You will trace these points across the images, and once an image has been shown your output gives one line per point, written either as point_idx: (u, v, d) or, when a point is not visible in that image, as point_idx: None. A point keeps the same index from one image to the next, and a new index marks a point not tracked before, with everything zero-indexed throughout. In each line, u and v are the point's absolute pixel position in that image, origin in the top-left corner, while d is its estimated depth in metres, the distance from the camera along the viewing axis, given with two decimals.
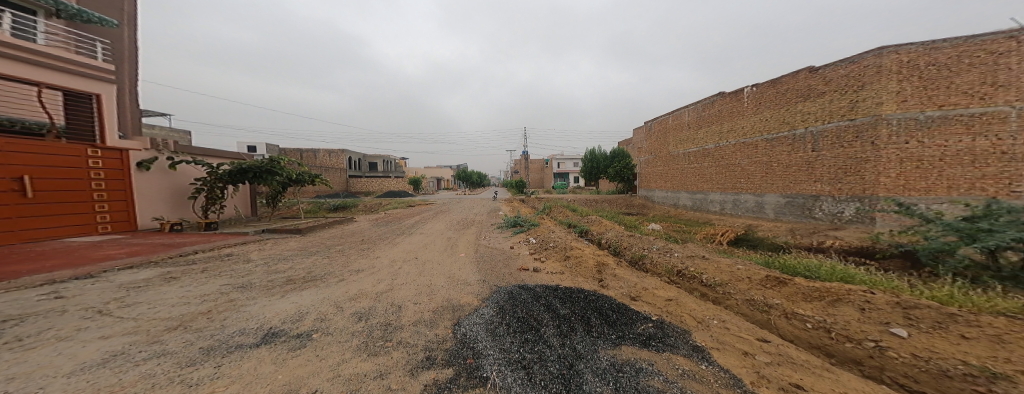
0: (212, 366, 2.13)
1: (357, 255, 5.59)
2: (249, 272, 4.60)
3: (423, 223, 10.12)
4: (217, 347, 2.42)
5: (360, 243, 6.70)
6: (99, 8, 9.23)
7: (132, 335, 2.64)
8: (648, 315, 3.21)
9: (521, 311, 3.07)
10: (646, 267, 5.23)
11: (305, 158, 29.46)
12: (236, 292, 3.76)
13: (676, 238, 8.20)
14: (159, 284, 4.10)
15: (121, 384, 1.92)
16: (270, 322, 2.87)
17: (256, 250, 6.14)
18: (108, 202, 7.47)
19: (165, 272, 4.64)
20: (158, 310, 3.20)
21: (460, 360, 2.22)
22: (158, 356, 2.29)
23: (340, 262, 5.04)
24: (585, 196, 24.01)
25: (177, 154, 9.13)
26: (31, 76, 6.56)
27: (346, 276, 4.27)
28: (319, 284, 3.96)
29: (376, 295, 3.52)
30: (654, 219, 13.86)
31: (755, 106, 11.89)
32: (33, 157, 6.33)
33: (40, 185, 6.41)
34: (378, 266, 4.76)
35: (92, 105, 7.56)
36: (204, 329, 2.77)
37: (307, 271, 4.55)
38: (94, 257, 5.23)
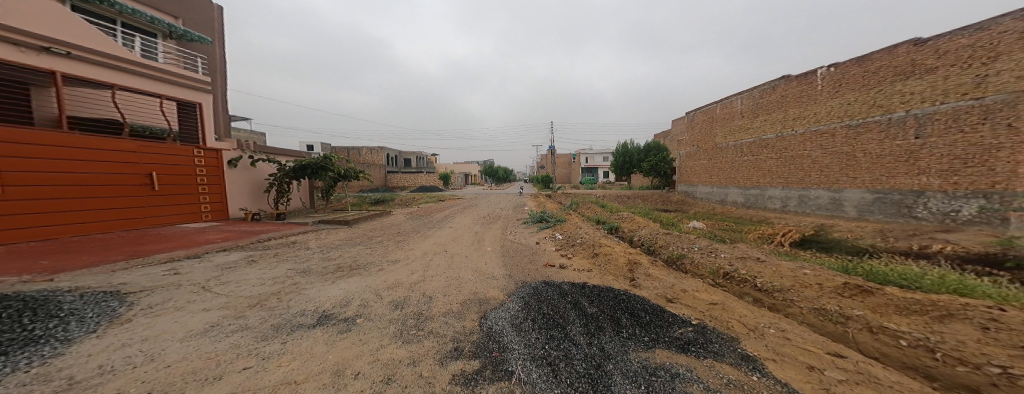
0: (280, 342, 2.45)
1: (393, 246, 5.98)
2: (306, 258, 5.16)
3: (453, 217, 10.48)
4: (283, 326, 2.75)
5: (396, 235, 7.14)
6: (197, 29, 10.87)
7: (225, 309, 3.13)
8: (689, 319, 3.00)
9: (546, 308, 3.05)
10: (684, 268, 4.89)
11: (351, 155, 31.90)
12: (298, 276, 4.24)
13: (722, 237, 7.54)
14: (243, 265, 4.78)
15: (215, 352, 2.29)
16: (323, 306, 3.20)
17: (313, 239, 6.86)
18: (209, 195, 8.86)
19: (248, 256, 5.40)
20: (243, 288, 3.74)
21: (486, 353, 2.28)
22: (241, 329, 2.67)
23: (380, 253, 5.42)
24: (616, 191, 23.01)
25: (256, 153, 10.42)
26: (156, 89, 7.98)
27: (385, 266, 4.60)
28: (362, 273, 4.29)
29: (411, 286, 3.74)
30: (696, 216, 12.83)
31: (832, 88, 10.37)
32: (157, 156, 7.66)
33: (163, 180, 7.77)
34: (411, 257, 5.04)
35: (196, 113, 8.91)
36: (275, 308, 3.18)
37: (354, 260, 4.98)
38: (199, 241, 6.22)
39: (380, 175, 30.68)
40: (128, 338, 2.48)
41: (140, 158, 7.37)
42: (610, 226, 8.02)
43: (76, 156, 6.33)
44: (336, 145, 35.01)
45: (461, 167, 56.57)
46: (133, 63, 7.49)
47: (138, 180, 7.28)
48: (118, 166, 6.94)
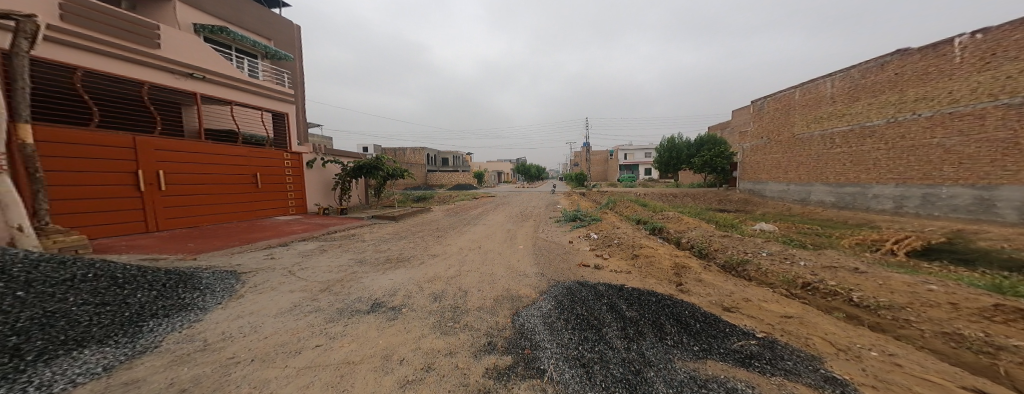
0: (342, 325, 2.73)
1: (433, 241, 6.29)
2: (360, 250, 5.66)
3: (487, 214, 10.67)
4: (344, 310, 3.06)
5: (436, 231, 7.48)
6: (284, 48, 12.61)
7: (302, 292, 3.58)
8: (749, 330, 2.70)
9: (580, 309, 2.97)
10: (745, 275, 4.39)
11: (397, 155, 34.10)
12: (356, 266, 4.68)
13: (794, 240, 6.60)
14: (316, 254, 5.44)
15: (295, 329, 2.63)
16: (376, 294, 3.49)
17: (368, 232, 7.51)
18: (295, 195, 10.20)
19: (320, 246, 6.12)
20: (318, 274, 4.26)
21: (518, 350, 2.29)
22: (313, 310, 3.04)
23: (421, 247, 5.75)
24: (661, 189, 21.45)
25: (325, 155, 11.70)
26: (258, 103, 9.37)
27: (425, 259, 4.87)
28: (406, 265, 4.59)
29: (449, 279, 3.89)
30: (763, 217, 11.39)
31: (967, 61, 8.36)
32: (259, 160, 9.02)
33: (263, 179, 9.11)
34: (449, 252, 5.26)
35: (285, 122, 10.31)
36: (339, 293, 3.55)
37: (400, 253, 5.35)
38: (286, 231, 7.22)
39: (423, 173, 32.38)
40: (237, 312, 3.00)
41: (247, 161, 8.73)
42: (653, 226, 7.47)
43: (205, 160, 7.68)
44: (387, 147, 37.54)
45: (499, 166, 57.20)
46: (243, 83, 8.86)
47: (247, 179, 8.62)
48: (233, 168, 8.28)
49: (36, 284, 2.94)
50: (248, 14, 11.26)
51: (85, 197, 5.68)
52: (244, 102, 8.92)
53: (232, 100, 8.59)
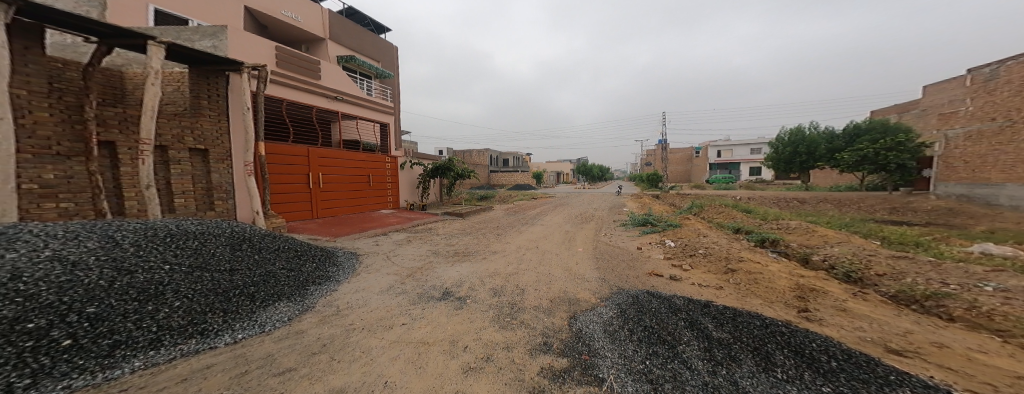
0: (419, 308, 3.05)
1: (493, 238, 6.55)
2: (434, 243, 6.22)
3: (545, 214, 10.62)
4: (421, 295, 3.41)
5: (496, 228, 7.76)
6: (388, 67, 14.77)
7: (391, 275, 4.12)
8: (931, 383, 1.90)
9: (651, 321, 2.73)
10: (937, 312, 3.07)
11: (464, 157, 36.24)
12: (431, 256, 5.16)
13: (972, 260, 4.88)
14: (406, 243, 6.17)
15: (386, 307, 3.05)
16: (446, 284, 3.80)
17: (440, 227, 8.23)
18: (393, 191, 11.47)
19: (407, 236, 6.92)
20: (406, 261, 4.84)
21: (575, 354, 2.24)
22: (401, 293, 3.47)
23: (482, 243, 6.05)
24: (755, 192, 18.17)
25: (412, 158, 13.18)
26: (376, 117, 11.02)
27: (486, 255, 5.10)
28: (469, 260, 4.88)
29: (507, 276, 4.01)
30: (931, 228, 8.51)
31: None
32: (377, 163, 10.64)
33: (379, 179, 10.74)
34: (508, 250, 5.41)
35: (388, 132, 11.63)
36: (420, 279, 3.97)
37: (465, 247, 5.72)
38: (388, 222, 8.36)
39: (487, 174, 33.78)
40: (354, 287, 3.62)
41: (370, 164, 10.36)
42: (762, 238, 6.26)
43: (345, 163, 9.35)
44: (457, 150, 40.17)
45: (561, 166, 56.06)
46: (360, 99, 10.18)
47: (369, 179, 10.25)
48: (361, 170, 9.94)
49: (264, 251, 4.14)
50: (366, 41, 13.55)
51: (281, 193, 7.51)
52: (360, 116, 10.27)
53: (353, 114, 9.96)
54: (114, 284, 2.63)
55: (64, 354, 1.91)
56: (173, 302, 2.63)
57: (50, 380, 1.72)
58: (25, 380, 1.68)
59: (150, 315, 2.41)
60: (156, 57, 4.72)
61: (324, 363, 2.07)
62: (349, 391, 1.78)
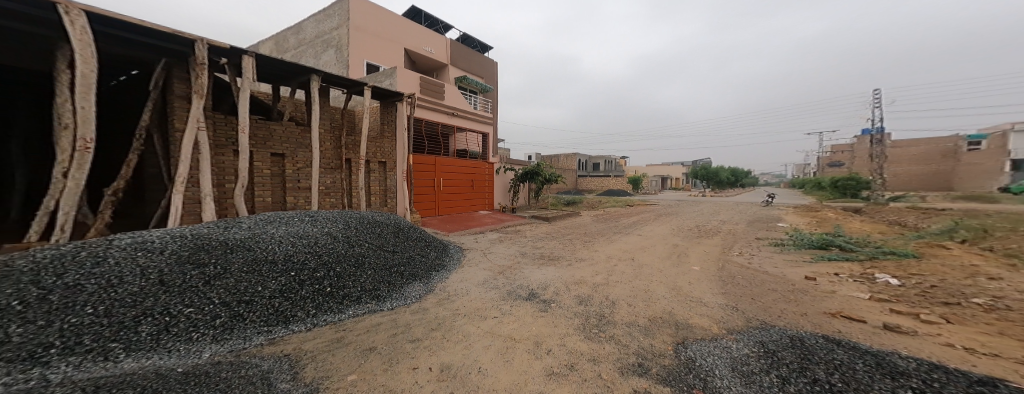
0: (509, 304, 3.17)
1: (581, 245, 6.35)
2: (523, 244, 6.39)
3: (643, 224, 9.63)
4: (510, 292, 3.54)
5: (584, 235, 7.50)
6: (490, 82, 16.13)
7: (486, 270, 4.40)
8: None
9: (813, 368, 2.01)
10: None
11: (553, 162, 36.36)
12: (519, 257, 5.32)
13: None
14: (496, 242, 6.55)
15: (481, 298, 3.27)
16: (532, 285, 3.84)
17: (528, 229, 8.45)
18: (489, 194, 11.93)
19: (499, 236, 7.30)
20: (498, 259, 5.10)
21: (681, 385, 1.92)
22: (495, 287, 3.67)
23: (571, 249, 5.93)
24: (963, 206, 12.82)
25: (504, 163, 13.90)
26: (482, 128, 11.92)
27: (573, 261, 4.96)
28: (556, 264, 4.84)
29: (595, 285, 3.82)
30: None
31: None
32: (481, 168, 11.48)
33: (482, 183, 11.55)
34: (596, 258, 5.16)
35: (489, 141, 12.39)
36: (509, 277, 4.12)
37: (552, 252, 5.69)
38: (486, 222, 8.95)
39: (575, 179, 33.07)
40: (458, 277, 4.01)
41: (476, 169, 11.22)
42: None
43: (457, 169, 10.35)
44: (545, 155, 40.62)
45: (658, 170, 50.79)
46: (469, 113, 11.12)
47: (475, 183, 11.15)
48: (469, 175, 10.88)
49: (418, 236, 5.08)
50: (475, 61, 15.19)
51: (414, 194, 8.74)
52: (469, 127, 11.23)
53: (462, 126, 10.96)
54: (348, 249, 3.74)
55: (325, 296, 2.92)
56: (374, 268, 3.60)
57: (318, 314, 2.70)
58: (307, 312, 2.68)
59: (364, 276, 3.36)
60: (366, 94, 6.36)
61: (437, 339, 2.35)
62: (452, 368, 1.96)
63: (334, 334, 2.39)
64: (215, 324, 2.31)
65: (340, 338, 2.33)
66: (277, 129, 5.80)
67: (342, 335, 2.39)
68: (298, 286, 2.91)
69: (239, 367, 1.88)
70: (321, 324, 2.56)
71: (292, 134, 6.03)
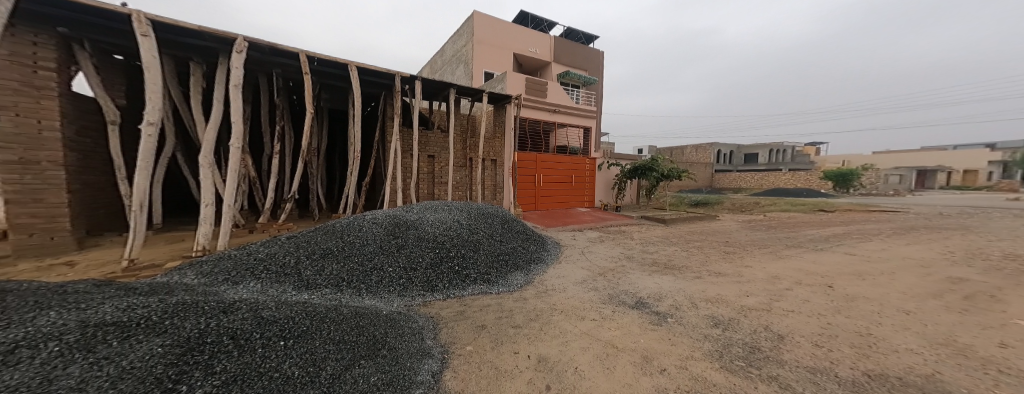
0: (611, 309, 2.92)
1: (706, 253, 5.37)
2: (626, 247, 5.84)
3: (807, 228, 7.32)
4: (613, 297, 3.26)
5: (711, 242, 6.30)
6: (595, 73, 15.45)
7: (586, 270, 4.19)
8: None
9: None
10: None
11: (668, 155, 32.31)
12: (625, 260, 4.85)
13: None
14: (597, 242, 6.20)
15: (580, 299, 3.13)
16: (642, 293, 3.39)
17: (637, 231, 7.64)
18: (589, 190, 11.40)
19: (600, 236, 6.88)
20: (600, 260, 4.78)
21: None
22: (595, 289, 3.48)
23: (694, 257, 5.07)
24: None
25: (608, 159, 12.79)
26: (584, 122, 11.43)
27: (695, 272, 4.21)
28: (666, 272, 4.26)
29: (733, 303, 3.03)
30: None
31: None
32: (581, 165, 11.00)
33: (582, 179, 11.13)
34: (727, 268, 4.28)
35: (591, 136, 11.71)
36: (611, 281, 3.81)
37: (668, 259, 4.92)
38: (586, 221, 8.60)
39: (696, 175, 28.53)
40: (555, 273, 3.97)
41: (575, 166, 10.85)
42: None
43: (557, 166, 10.33)
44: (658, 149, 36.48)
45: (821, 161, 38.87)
46: (570, 107, 10.91)
47: (573, 179, 10.82)
48: (570, 171, 10.70)
49: (519, 225, 5.28)
50: (579, 54, 14.78)
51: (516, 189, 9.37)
52: (569, 122, 11.03)
53: (560, 122, 10.81)
54: (469, 232, 4.19)
55: (455, 273, 3.40)
56: (487, 252, 3.93)
57: (451, 289, 3.18)
58: (443, 285, 3.20)
59: (482, 258, 3.73)
60: (485, 100, 6.94)
61: (535, 331, 2.35)
62: (549, 361, 1.94)
63: (461, 307, 2.76)
64: (393, 285, 3.05)
65: (463, 311, 2.68)
66: (432, 137, 7.14)
67: (466, 309, 2.74)
68: (436, 261, 3.46)
69: (408, 318, 2.43)
70: (453, 297, 3.03)
71: (441, 141, 7.27)
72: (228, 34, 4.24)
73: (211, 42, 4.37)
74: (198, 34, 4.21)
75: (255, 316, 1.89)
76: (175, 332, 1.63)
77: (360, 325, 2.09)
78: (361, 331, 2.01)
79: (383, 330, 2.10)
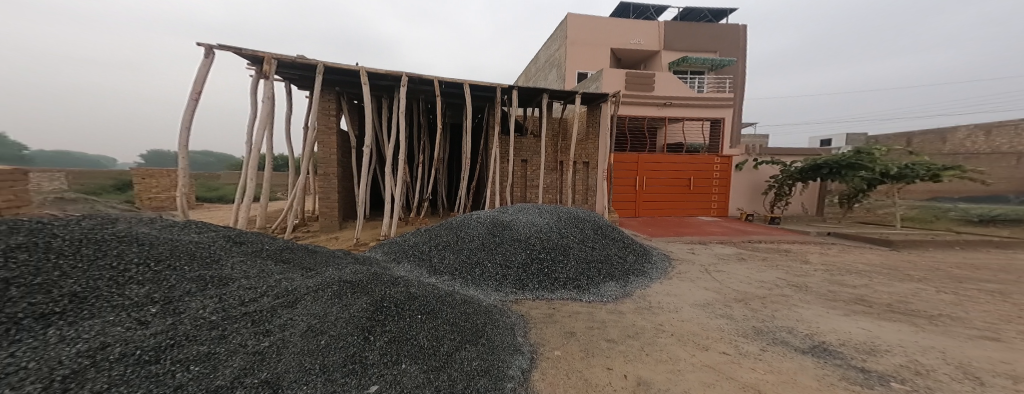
0: (759, 346, 2.25)
1: (945, 293, 3.46)
2: (787, 269, 4.35)
3: None
4: (766, 331, 2.49)
5: (961, 279, 4.00)
6: (730, 53, 12.85)
7: (715, 293, 3.43)
8: None
9: None
10: None
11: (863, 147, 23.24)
12: (789, 288, 3.59)
13: None
14: (734, 260, 4.95)
15: (705, 326, 2.59)
16: (818, 333, 2.43)
17: (817, 252, 5.44)
18: (719, 194, 9.43)
19: (740, 252, 5.46)
20: (738, 283, 3.78)
21: None
22: (727, 317, 2.80)
23: (943, 300, 3.21)
24: None
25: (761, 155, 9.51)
26: (707, 114, 9.65)
27: (925, 318, 2.73)
28: (876, 313, 2.83)
29: (1001, 371, 1.89)
30: None
31: None
32: (699, 165, 9.22)
33: (699, 182, 9.29)
34: (1005, 326, 2.60)
35: (721, 129, 9.78)
36: (761, 311, 2.93)
37: (902, 301, 3.18)
38: (707, 232, 7.20)
39: None
40: (665, 290, 3.47)
41: (688, 165, 9.20)
42: None
43: (666, 167, 9.06)
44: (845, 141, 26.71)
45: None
46: (689, 98, 9.43)
47: (687, 181, 9.22)
48: (682, 171, 9.17)
49: (613, 230, 4.83)
50: (706, 35, 12.62)
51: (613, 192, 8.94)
52: (686, 116, 9.50)
53: (669, 116, 9.42)
54: (562, 234, 4.11)
55: (545, 276, 3.42)
56: (577, 257, 3.77)
57: (542, 291, 3.22)
58: (534, 286, 3.27)
59: (571, 263, 3.62)
60: (577, 101, 6.72)
61: (635, 349, 2.14)
62: (650, 387, 1.73)
63: (548, 309, 2.76)
64: (492, 280, 3.30)
65: (552, 314, 2.67)
66: (526, 142, 7.38)
67: (555, 312, 2.72)
68: (529, 261, 3.55)
69: (503, 312, 2.58)
70: (542, 299, 3.06)
71: (534, 145, 7.42)
72: (398, 73, 5.32)
73: (392, 82, 5.67)
74: (384, 77, 5.51)
75: (406, 289, 2.37)
76: (352, 294, 2.19)
77: (467, 312, 2.34)
78: (467, 318, 2.24)
79: (483, 320, 2.29)
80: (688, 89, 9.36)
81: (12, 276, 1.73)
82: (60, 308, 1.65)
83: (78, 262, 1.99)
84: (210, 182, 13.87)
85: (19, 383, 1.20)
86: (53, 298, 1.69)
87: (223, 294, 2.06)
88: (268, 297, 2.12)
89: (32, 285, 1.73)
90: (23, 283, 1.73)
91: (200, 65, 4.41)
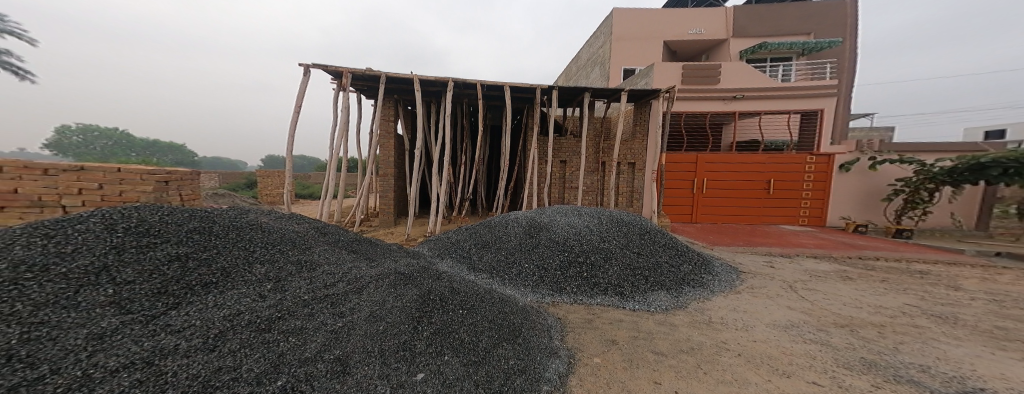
0: (872, 382, 1.86)
1: None
2: (923, 296, 3.48)
3: None
4: (881, 367, 2.04)
5: None
6: (830, 33, 10.86)
7: (805, 314, 2.94)
8: None
9: None
10: None
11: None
12: (923, 318, 2.89)
13: None
14: (835, 278, 4.17)
15: (790, 351, 2.24)
16: (972, 378, 1.90)
17: (976, 278, 4.25)
18: (810, 199, 8.07)
19: (843, 270, 4.57)
20: (836, 305, 3.19)
21: None
22: (818, 343, 2.39)
23: None
24: None
25: (882, 153, 7.78)
26: (793, 108, 8.33)
27: None
28: None
29: None
30: None
31: None
32: (781, 165, 7.98)
33: (780, 185, 8.05)
34: None
35: (817, 123, 8.32)
36: (874, 341, 2.43)
37: None
38: (792, 242, 6.25)
39: None
40: (734, 305, 3.10)
41: (766, 165, 8.03)
42: None
43: (738, 168, 8.04)
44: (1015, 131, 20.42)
45: None
46: (769, 90, 8.27)
47: (764, 185, 8.06)
48: (758, 173, 8.04)
49: (661, 234, 4.45)
50: (797, 14, 10.85)
51: (676, 196, 8.27)
52: (764, 109, 8.34)
53: (738, 110, 8.33)
54: (602, 237, 3.92)
55: (585, 280, 3.30)
56: (618, 261, 3.56)
57: (580, 295, 3.12)
58: (571, 289, 3.20)
59: (612, 268, 3.44)
60: (623, 99, 6.32)
61: (689, 365, 1.95)
62: None
63: (587, 315, 2.65)
64: (530, 280, 3.31)
65: (591, 319, 2.56)
66: (565, 143, 7.21)
67: (594, 318, 2.60)
68: (567, 264, 3.47)
69: (539, 313, 2.57)
70: (580, 302, 2.98)
71: (574, 145, 7.20)
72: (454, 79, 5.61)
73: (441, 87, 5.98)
74: (436, 83, 5.87)
75: (450, 284, 2.50)
76: (402, 286, 2.37)
77: (505, 311, 2.37)
78: (505, 316, 2.27)
79: (521, 319, 2.30)
80: (767, 79, 8.22)
81: (190, 251, 2.27)
82: (215, 279, 2.11)
83: (227, 243, 2.51)
84: (308, 182, 16.37)
85: (190, 336, 1.57)
86: (211, 271, 2.16)
87: (307, 277, 2.40)
88: (340, 282, 2.41)
89: (200, 259, 2.24)
90: (196, 257, 2.24)
91: (301, 81, 5.21)
